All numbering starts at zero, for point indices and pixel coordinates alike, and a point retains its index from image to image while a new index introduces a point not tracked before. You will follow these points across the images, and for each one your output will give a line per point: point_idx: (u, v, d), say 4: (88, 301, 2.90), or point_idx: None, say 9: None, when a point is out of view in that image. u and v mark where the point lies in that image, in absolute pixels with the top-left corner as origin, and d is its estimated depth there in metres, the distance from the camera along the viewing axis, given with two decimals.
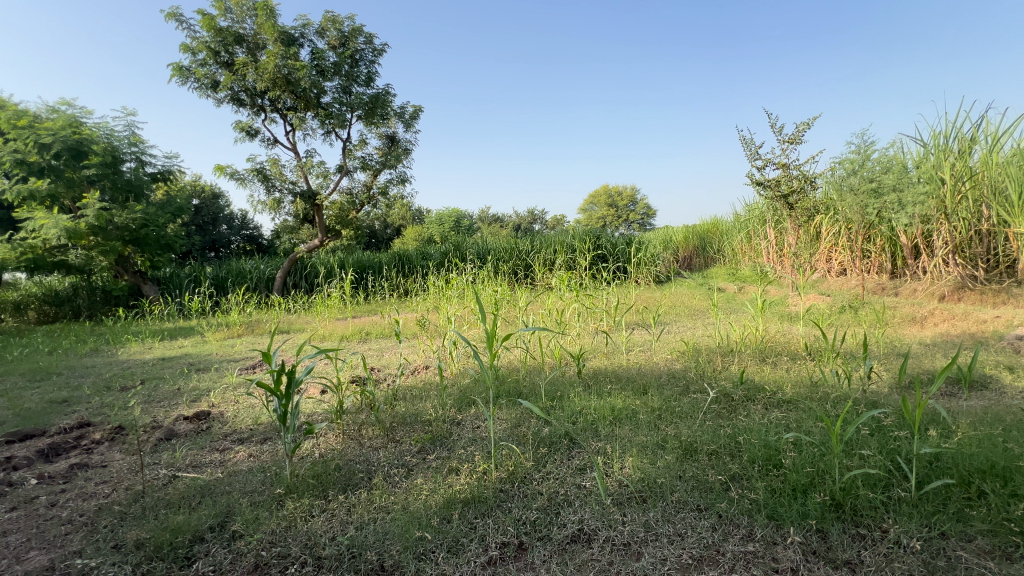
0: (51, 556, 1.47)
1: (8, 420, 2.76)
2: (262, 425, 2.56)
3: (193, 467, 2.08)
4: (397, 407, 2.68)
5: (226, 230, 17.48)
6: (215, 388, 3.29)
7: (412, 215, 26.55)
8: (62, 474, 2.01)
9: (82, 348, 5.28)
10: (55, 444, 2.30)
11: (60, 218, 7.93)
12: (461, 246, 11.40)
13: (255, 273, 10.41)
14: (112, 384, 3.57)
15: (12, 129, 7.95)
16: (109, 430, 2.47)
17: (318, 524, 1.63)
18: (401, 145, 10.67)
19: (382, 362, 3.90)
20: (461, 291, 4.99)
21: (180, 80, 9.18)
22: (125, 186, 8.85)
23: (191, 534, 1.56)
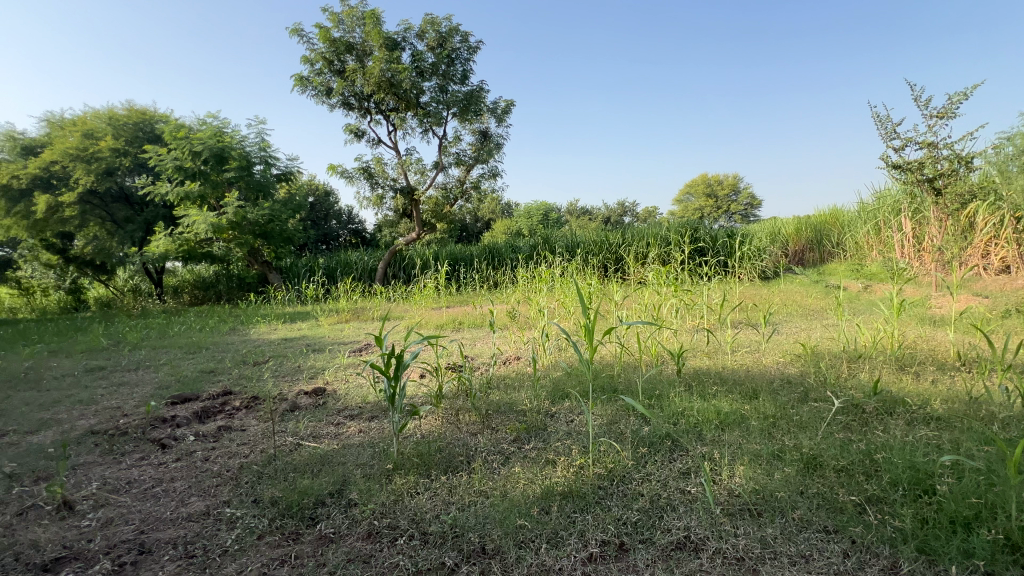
0: (207, 503, 1.72)
1: (171, 384, 3.29)
2: (369, 403, 2.79)
3: (314, 437, 2.31)
4: (492, 396, 2.76)
5: (336, 225, 19.21)
6: (329, 368, 3.64)
7: (501, 208, 27.05)
8: (212, 433, 2.35)
9: (224, 327, 6.13)
10: (206, 408, 2.70)
11: (208, 215, 9.24)
12: (551, 239, 11.39)
13: (360, 264, 11.32)
14: (247, 359, 4.10)
15: (173, 140, 9.40)
16: (246, 399, 2.84)
17: (424, 501, 1.72)
18: (494, 139, 10.89)
19: (476, 351, 4.03)
20: (552, 284, 4.99)
21: (300, 89, 10.21)
22: (257, 186, 10.06)
23: (315, 497, 1.74)
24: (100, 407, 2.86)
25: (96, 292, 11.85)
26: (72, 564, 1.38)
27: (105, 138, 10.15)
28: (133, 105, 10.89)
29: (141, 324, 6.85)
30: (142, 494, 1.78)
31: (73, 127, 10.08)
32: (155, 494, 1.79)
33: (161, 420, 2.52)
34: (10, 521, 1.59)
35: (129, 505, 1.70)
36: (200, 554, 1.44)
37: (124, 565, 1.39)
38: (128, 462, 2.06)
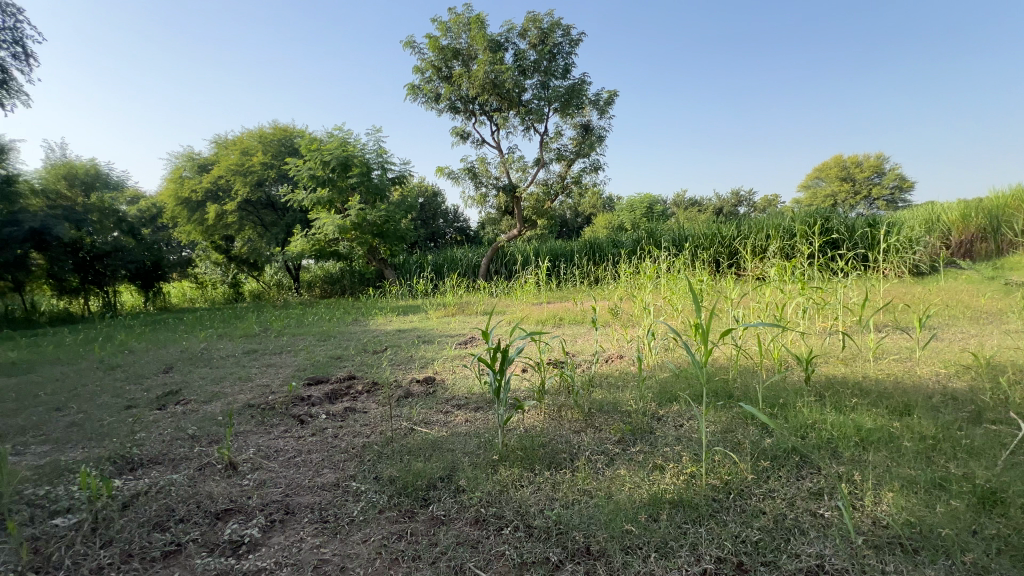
0: (337, 475, 1.93)
1: (308, 368, 3.75)
2: (475, 394, 2.92)
3: (425, 423, 2.48)
4: (595, 394, 2.72)
5: (442, 224, 20.40)
6: (438, 358, 3.88)
7: (602, 202, 26.50)
8: (340, 413, 2.64)
9: (348, 318, 6.84)
10: (335, 390, 3.03)
11: (335, 218, 10.35)
12: (656, 233, 10.89)
13: (465, 260, 11.86)
14: (368, 348, 4.53)
15: (308, 152, 10.66)
16: (367, 384, 3.14)
17: (528, 494, 1.75)
18: (596, 132, 10.69)
19: (577, 347, 4.00)
20: (657, 280, 4.77)
21: (412, 98, 10.96)
22: (375, 190, 11.01)
23: (427, 480, 1.85)
24: (254, 384, 3.36)
25: (250, 286, 13.94)
26: (236, 515, 1.63)
27: (256, 154, 11.85)
28: (277, 124, 12.56)
29: (284, 314, 7.90)
30: (287, 462, 2.06)
31: (234, 146, 11.92)
32: (297, 463, 2.04)
33: (300, 398, 2.88)
34: (192, 474, 1.92)
35: (277, 471, 1.97)
36: (333, 520, 1.62)
37: (274, 522, 1.61)
38: (276, 432, 2.39)
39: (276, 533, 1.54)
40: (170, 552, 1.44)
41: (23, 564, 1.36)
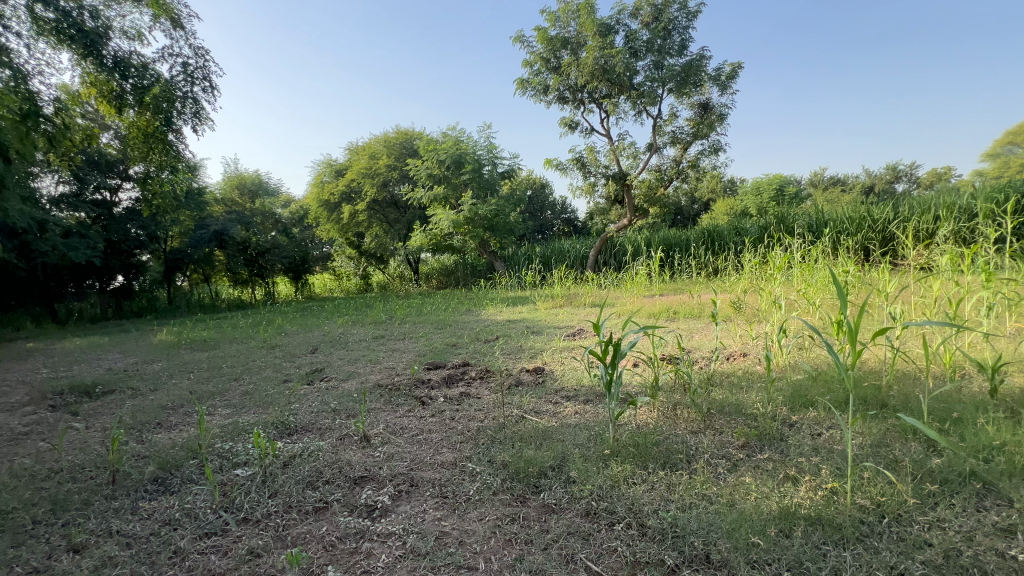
0: (455, 455, 2.06)
1: (427, 353, 4.06)
2: (584, 386, 2.91)
3: (535, 412, 2.53)
4: (714, 394, 2.54)
5: (550, 216, 20.56)
6: (547, 349, 3.93)
7: (722, 187, 24.48)
8: (457, 397, 2.81)
9: (462, 308, 7.24)
10: (451, 375, 3.23)
11: (450, 213, 10.97)
12: (787, 218, 9.76)
13: (573, 252, 11.80)
14: (480, 336, 4.76)
15: (426, 153, 11.43)
16: (480, 371, 3.30)
17: (641, 492, 1.70)
18: (716, 111, 9.87)
19: (693, 343, 3.77)
20: (789, 270, 4.28)
21: (522, 92, 11.13)
22: (486, 185, 11.42)
23: (538, 468, 1.89)
24: (383, 366, 3.72)
25: (378, 277, 15.44)
26: (370, 482, 1.83)
27: (383, 157, 13.02)
28: (400, 128, 13.63)
29: (406, 303, 8.62)
30: (411, 438, 2.25)
31: (364, 151, 13.22)
32: (420, 440, 2.23)
33: (421, 381, 3.13)
34: (335, 442, 2.19)
35: (403, 446, 2.16)
36: (451, 496, 1.74)
37: (401, 492, 1.77)
38: (401, 411, 2.63)
39: (403, 503, 1.70)
40: (319, 507, 1.66)
41: (214, 504, 1.67)
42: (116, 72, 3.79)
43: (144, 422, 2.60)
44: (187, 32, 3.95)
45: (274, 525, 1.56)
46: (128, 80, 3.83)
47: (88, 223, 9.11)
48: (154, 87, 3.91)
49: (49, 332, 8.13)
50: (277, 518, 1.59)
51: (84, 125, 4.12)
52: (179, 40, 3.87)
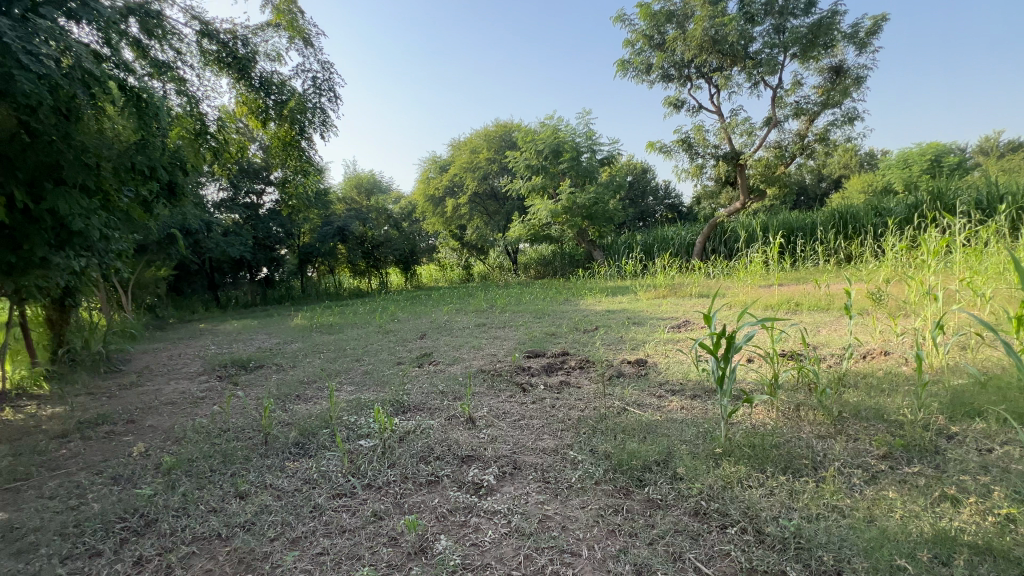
0: (556, 442, 2.09)
1: (526, 341, 4.15)
2: (691, 380, 2.77)
3: (638, 405, 2.47)
4: (847, 396, 2.26)
5: (651, 201, 19.69)
6: (649, 341, 3.79)
7: (857, 162, 21.41)
8: (557, 385, 2.84)
9: (560, 298, 7.25)
10: (550, 363, 3.27)
11: (548, 203, 10.99)
12: (943, 193, 8.26)
13: (677, 239, 11.16)
14: (579, 326, 4.73)
15: (525, 144, 11.54)
16: (579, 360, 3.29)
17: (758, 496, 1.58)
18: (851, 74, 8.64)
19: (821, 338, 3.38)
20: (949, 255, 3.61)
21: (622, 74, 10.72)
22: (585, 173, 11.23)
23: (642, 462, 1.85)
24: (485, 352, 3.88)
25: (478, 268, 16.06)
26: (476, 462, 1.93)
27: (483, 151, 13.41)
28: (499, 121, 13.91)
29: (505, 293, 8.86)
30: (514, 423, 2.32)
31: (465, 146, 13.73)
32: (522, 425, 2.29)
33: (522, 368, 3.22)
34: (443, 422, 2.34)
35: (506, 430, 2.24)
36: (554, 482, 1.77)
37: (506, 473, 1.84)
38: (503, 396, 2.73)
39: (507, 483, 1.77)
40: (431, 481, 1.79)
41: (344, 469, 1.88)
42: (263, 91, 4.20)
43: (287, 394, 3.00)
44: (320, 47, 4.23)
45: (394, 492, 1.72)
46: (273, 96, 4.23)
47: (240, 223, 10.70)
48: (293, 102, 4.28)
49: (214, 316, 9.73)
50: (396, 487, 1.75)
51: (239, 138, 4.64)
52: (314, 55, 4.17)
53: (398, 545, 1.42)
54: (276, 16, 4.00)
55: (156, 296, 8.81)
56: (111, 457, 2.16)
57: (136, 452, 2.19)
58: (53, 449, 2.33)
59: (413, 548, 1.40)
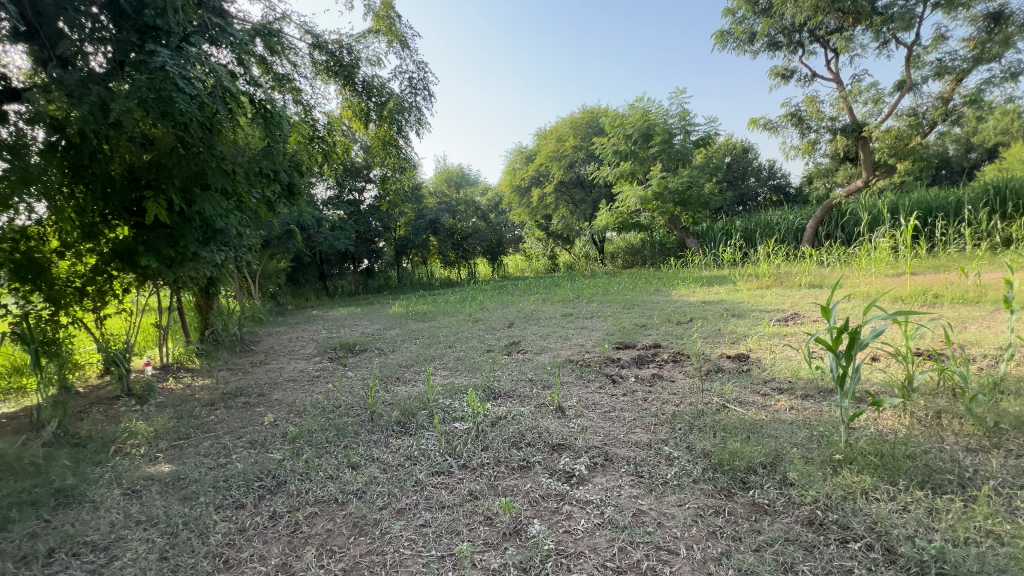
0: (650, 436, 2.03)
1: (615, 332, 4.06)
2: (802, 379, 2.53)
3: (740, 402, 2.31)
4: (1005, 404, 1.93)
5: (753, 183, 18.15)
6: (752, 334, 3.52)
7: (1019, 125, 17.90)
8: (649, 378, 2.76)
9: (651, 288, 6.98)
10: (641, 355, 3.18)
11: (637, 189, 10.58)
12: None
13: (784, 224, 10.18)
14: (672, 317, 4.52)
15: (613, 129, 11.18)
16: (673, 353, 3.16)
17: (887, 511, 1.41)
18: (1016, 19, 7.20)
19: (969, 336, 2.90)
20: None
21: (721, 46, 9.93)
22: (677, 156, 10.62)
23: (746, 463, 1.73)
24: (573, 342, 3.86)
25: (564, 257, 15.99)
26: (567, 451, 1.94)
27: (569, 139, 13.21)
28: (586, 107, 13.58)
29: (592, 283, 8.73)
30: (604, 414, 2.30)
31: (551, 135, 13.62)
32: (612, 417, 2.26)
33: (611, 359, 3.16)
34: (533, 409, 2.38)
35: (596, 420, 2.23)
36: (648, 476, 1.72)
37: (597, 464, 1.83)
38: (593, 387, 2.71)
39: (598, 474, 1.76)
40: (523, 466, 1.84)
41: (441, 449, 2.00)
42: (366, 94, 4.51)
43: (389, 376, 3.25)
44: (416, 48, 4.45)
45: (488, 474, 1.79)
46: (374, 99, 4.53)
47: (345, 218, 11.68)
48: (392, 102, 4.55)
49: (325, 304, 10.79)
50: (489, 469, 1.82)
51: (345, 139, 5.02)
52: (410, 57, 4.39)
53: (494, 525, 1.48)
54: (376, 23, 4.25)
55: (278, 285, 9.97)
56: (248, 424, 2.50)
57: (267, 421, 2.51)
58: (204, 415, 2.75)
59: (508, 530, 1.45)
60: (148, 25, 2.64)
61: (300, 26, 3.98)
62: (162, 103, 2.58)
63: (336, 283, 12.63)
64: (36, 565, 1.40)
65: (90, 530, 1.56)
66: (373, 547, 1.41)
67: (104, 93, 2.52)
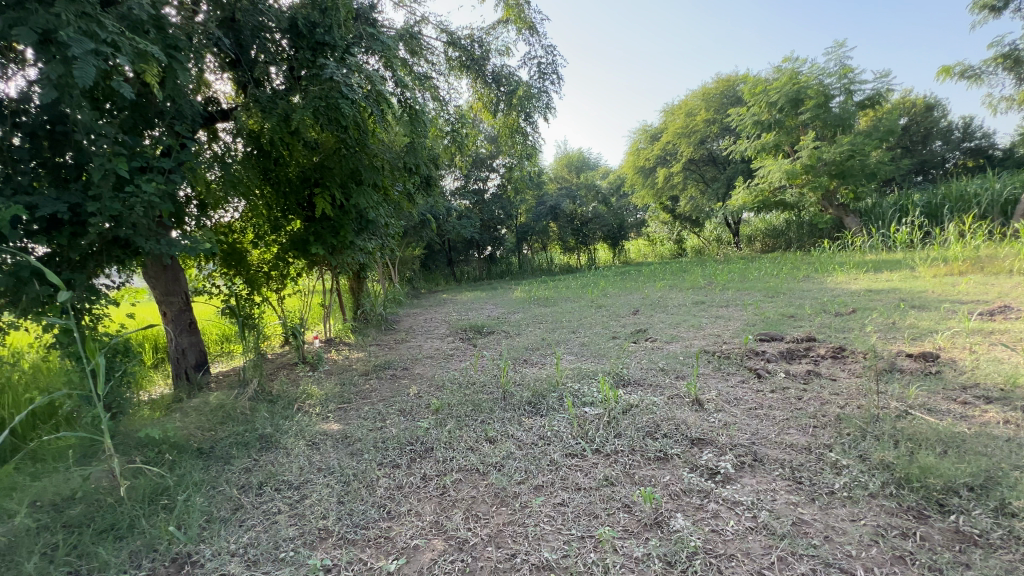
0: (808, 439, 1.81)
1: (757, 323, 3.69)
2: (1021, 388, 2.03)
3: (928, 410, 1.94)
4: None
5: (939, 147, 14.92)
6: (941, 330, 2.92)
7: None
8: (803, 375, 2.46)
9: (799, 274, 6.18)
10: (791, 349, 2.85)
11: (783, 162, 9.39)
12: None
13: (984, 195, 8.21)
14: (828, 308, 3.96)
15: (753, 97, 10.01)
16: (832, 348, 2.77)
17: None
18: None
19: None
20: None
21: None
22: (836, 121, 9.15)
23: (944, 482, 1.45)
24: (708, 332, 3.60)
25: (693, 241, 14.94)
26: (709, 446, 1.83)
27: (701, 112, 12.12)
28: (720, 76, 12.34)
29: (726, 268, 8.03)
30: (749, 411, 2.11)
31: (680, 110, 12.65)
32: (759, 414, 2.07)
33: (754, 352, 2.88)
34: (667, 400, 2.28)
35: (740, 417, 2.06)
36: (809, 484, 1.54)
37: (745, 463, 1.69)
38: (734, 381, 2.50)
39: (747, 475, 1.62)
40: (661, 457, 1.77)
41: (574, 432, 2.02)
42: (496, 84, 4.65)
43: (517, 358, 3.37)
44: (544, 33, 4.45)
45: (623, 461, 1.76)
46: (503, 88, 4.65)
47: (471, 207, 12.34)
48: (520, 89, 4.62)
49: (454, 288, 11.58)
50: (625, 456, 1.79)
51: (475, 130, 5.25)
52: (538, 42, 4.41)
53: (634, 513, 1.46)
54: (506, 13, 4.34)
55: (414, 270, 10.96)
56: (397, 394, 2.80)
57: (412, 393, 2.78)
58: (362, 383, 3.15)
59: (649, 520, 1.42)
60: (320, 41, 3.03)
61: (437, 26, 4.23)
62: (328, 110, 2.95)
63: (463, 269, 13.48)
64: (252, 494, 1.74)
65: (286, 471, 1.90)
66: (514, 518, 1.49)
67: (287, 105, 2.97)
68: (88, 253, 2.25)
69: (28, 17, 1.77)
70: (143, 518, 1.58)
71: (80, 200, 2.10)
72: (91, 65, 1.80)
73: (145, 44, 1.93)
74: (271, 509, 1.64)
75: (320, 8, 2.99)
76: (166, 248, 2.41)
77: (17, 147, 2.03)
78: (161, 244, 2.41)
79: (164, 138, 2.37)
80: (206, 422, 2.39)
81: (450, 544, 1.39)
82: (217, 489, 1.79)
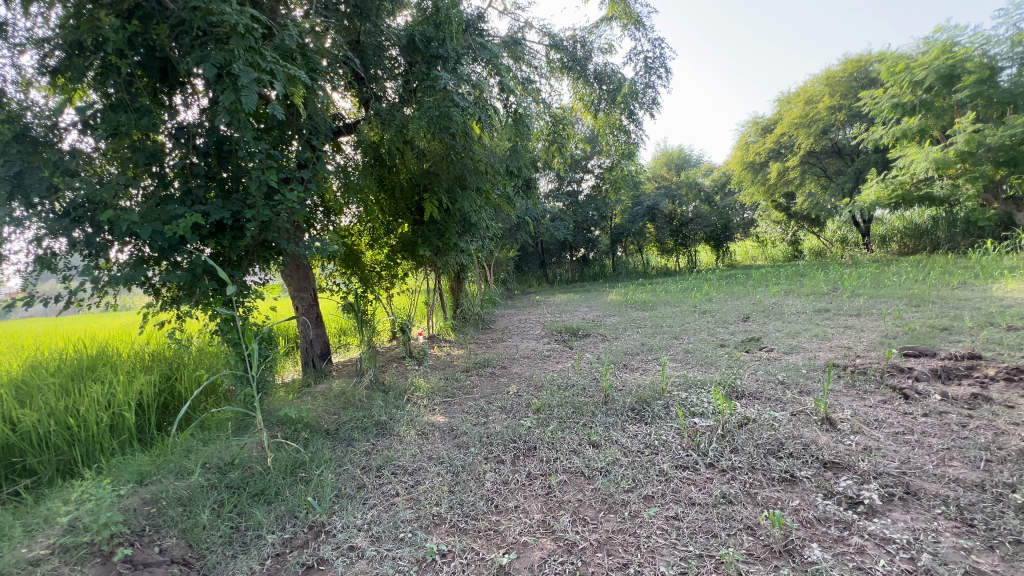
0: (980, 476, 1.54)
1: (899, 335, 3.21)
2: None
3: None
4: None
5: None
6: None
7: None
8: (966, 399, 2.10)
9: (952, 280, 5.28)
10: (947, 367, 2.44)
11: (931, 150, 8.08)
12: None
13: None
14: (995, 320, 3.34)
15: (892, 76, 8.74)
16: (1005, 369, 2.33)
17: None
18: None
19: None
20: None
21: None
22: (1004, 98, 7.66)
23: None
24: (835, 343, 3.22)
25: (811, 242, 13.49)
26: (846, 471, 1.63)
27: (824, 98, 10.82)
28: (848, 57, 10.95)
29: (854, 272, 7.12)
30: (895, 436, 1.85)
31: (798, 97, 11.43)
32: (909, 441, 1.80)
33: (898, 369, 2.51)
34: (790, 416, 2.07)
35: (884, 442, 1.80)
36: (984, 529, 1.30)
37: (894, 496, 1.48)
38: (873, 400, 2.20)
39: (898, 509, 1.42)
40: (787, 479, 1.62)
41: (684, 443, 1.91)
42: (597, 82, 4.60)
43: (617, 362, 3.29)
44: (650, 25, 4.30)
45: (742, 479, 1.64)
46: (605, 86, 4.58)
47: (564, 208, 12.35)
48: (624, 86, 4.51)
49: (547, 289, 11.64)
50: (744, 474, 1.66)
51: (574, 130, 5.22)
52: (644, 35, 4.28)
53: (758, 537, 1.35)
54: (610, 9, 4.28)
55: (508, 272, 11.20)
56: (498, 392, 2.88)
57: (511, 392, 2.83)
58: (464, 379, 3.29)
59: (779, 546, 1.29)
60: (433, 54, 3.22)
61: (540, 30, 4.29)
62: (441, 118, 3.13)
63: (555, 271, 13.55)
64: (373, 475, 1.90)
65: (401, 457, 2.04)
66: (625, 527, 1.45)
67: (403, 116, 3.22)
68: (244, 254, 2.62)
69: (209, 55, 2.11)
70: (286, 487, 1.80)
71: (239, 208, 2.46)
72: (254, 91, 2.10)
73: (293, 70, 2.21)
74: (389, 491, 1.78)
75: (435, 23, 3.20)
76: (303, 250, 2.72)
77: (196, 165, 2.43)
78: (299, 247, 2.72)
79: (304, 152, 2.69)
80: (331, 406, 2.67)
81: (559, 545, 1.39)
82: (343, 467, 1.98)
